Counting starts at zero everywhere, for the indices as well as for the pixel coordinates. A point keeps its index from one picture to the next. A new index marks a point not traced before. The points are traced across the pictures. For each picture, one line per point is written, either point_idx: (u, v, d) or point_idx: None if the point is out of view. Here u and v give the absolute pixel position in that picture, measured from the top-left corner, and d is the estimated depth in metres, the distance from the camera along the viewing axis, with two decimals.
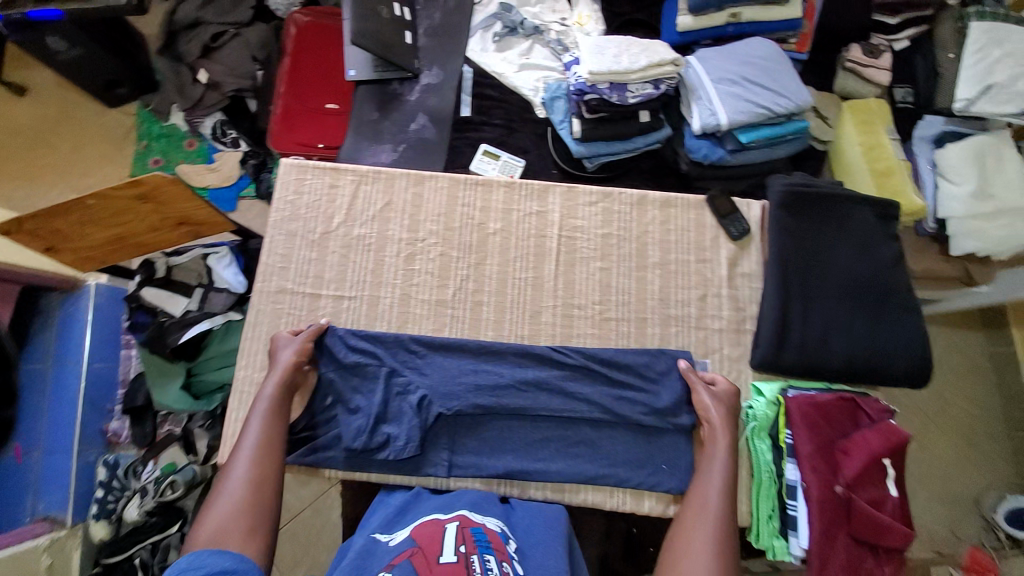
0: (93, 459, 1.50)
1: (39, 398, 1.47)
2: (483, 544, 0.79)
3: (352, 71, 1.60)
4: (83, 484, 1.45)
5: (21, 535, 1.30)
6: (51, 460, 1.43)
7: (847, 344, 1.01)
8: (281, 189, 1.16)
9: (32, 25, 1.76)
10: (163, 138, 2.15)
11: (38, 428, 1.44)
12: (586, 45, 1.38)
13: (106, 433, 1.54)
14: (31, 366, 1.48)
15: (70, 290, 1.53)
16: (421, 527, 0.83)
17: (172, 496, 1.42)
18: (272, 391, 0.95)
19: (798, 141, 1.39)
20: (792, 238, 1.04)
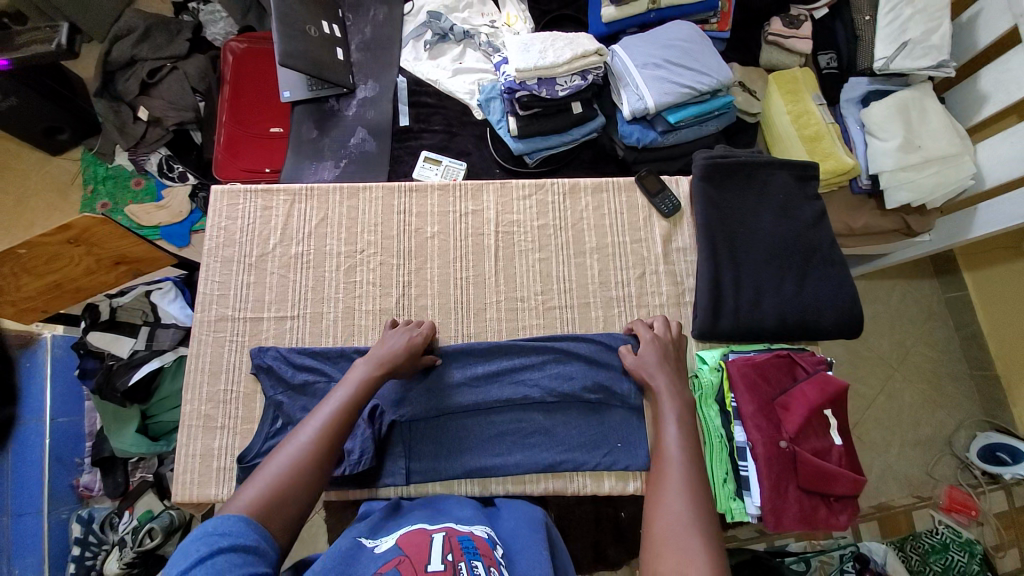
0: (66, 515, 1.47)
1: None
2: (472, 551, 0.75)
3: (288, 93, 1.60)
4: (57, 543, 1.43)
5: None
6: (19, 523, 1.38)
7: (779, 304, 1.03)
8: (214, 217, 1.14)
9: None
10: (109, 180, 2.13)
11: (1, 493, 1.36)
12: (511, 45, 1.40)
13: (77, 488, 1.51)
14: None
15: (23, 348, 1.52)
16: (408, 537, 0.78)
17: (151, 544, 1.40)
18: (367, 372, 0.89)
19: (725, 116, 1.43)
20: (717, 208, 1.07)
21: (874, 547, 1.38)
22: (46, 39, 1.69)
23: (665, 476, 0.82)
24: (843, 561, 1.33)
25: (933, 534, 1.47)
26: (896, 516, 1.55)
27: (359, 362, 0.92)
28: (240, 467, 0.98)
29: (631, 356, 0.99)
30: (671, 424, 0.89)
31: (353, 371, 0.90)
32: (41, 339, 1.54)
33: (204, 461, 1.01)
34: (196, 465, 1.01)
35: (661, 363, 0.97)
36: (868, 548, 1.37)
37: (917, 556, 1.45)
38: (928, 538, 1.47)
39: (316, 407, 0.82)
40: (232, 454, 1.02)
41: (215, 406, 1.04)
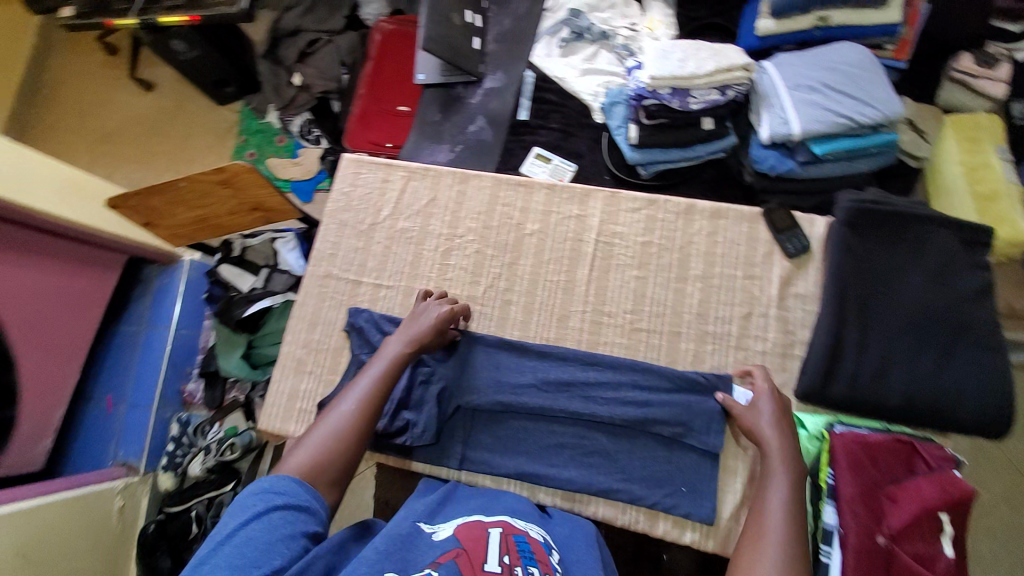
0: (169, 415, 1.76)
1: (130, 359, 1.75)
2: (528, 556, 0.74)
3: (422, 75, 1.69)
4: (157, 436, 1.71)
5: (102, 476, 1.57)
6: (133, 414, 1.69)
7: (910, 381, 0.88)
8: (339, 181, 1.23)
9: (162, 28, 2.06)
10: (259, 134, 2.42)
11: (125, 383, 1.73)
12: (651, 51, 1.36)
13: (182, 393, 1.81)
14: (128, 332, 1.77)
15: (166, 268, 1.85)
16: (464, 527, 0.78)
17: (230, 457, 1.65)
18: (403, 346, 0.92)
19: (884, 156, 1.25)
20: (855, 258, 0.93)
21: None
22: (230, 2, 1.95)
23: (758, 539, 0.73)
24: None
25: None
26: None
27: (392, 338, 0.95)
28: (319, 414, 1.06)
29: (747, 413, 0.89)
30: (775, 488, 0.78)
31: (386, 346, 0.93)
32: (178, 261, 1.86)
33: (289, 400, 1.10)
34: (282, 403, 1.10)
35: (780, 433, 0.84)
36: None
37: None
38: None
39: (350, 383, 0.87)
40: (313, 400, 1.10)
41: (308, 352, 1.12)
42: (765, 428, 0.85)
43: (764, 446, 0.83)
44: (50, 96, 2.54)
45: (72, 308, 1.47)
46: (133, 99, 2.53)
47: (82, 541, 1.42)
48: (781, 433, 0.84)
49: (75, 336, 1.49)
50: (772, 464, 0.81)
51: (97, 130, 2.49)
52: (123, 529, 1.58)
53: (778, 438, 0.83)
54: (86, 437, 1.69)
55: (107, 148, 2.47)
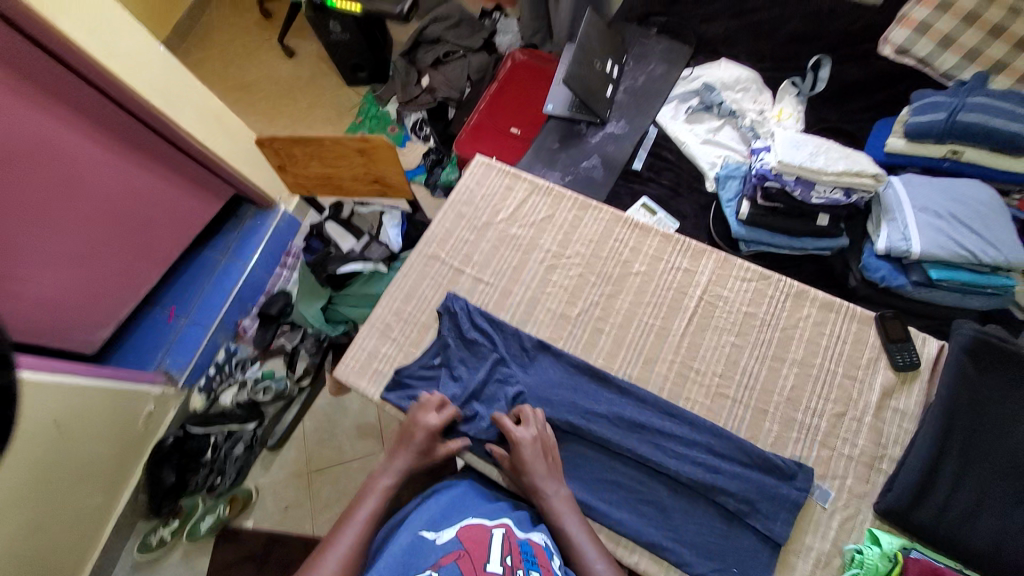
0: (220, 342, 1.83)
1: (206, 279, 1.85)
2: (530, 560, 0.76)
3: (551, 105, 1.79)
4: (203, 359, 1.77)
5: (143, 378, 1.63)
6: (191, 330, 1.78)
7: (1012, 535, 0.81)
8: (467, 177, 1.32)
9: (324, 11, 2.28)
10: (375, 119, 2.55)
11: (194, 302, 1.82)
12: (781, 137, 1.40)
13: (237, 325, 1.88)
14: (211, 254, 1.88)
15: (263, 207, 1.95)
16: (468, 529, 0.79)
17: (263, 399, 1.73)
18: (387, 484, 0.91)
19: (998, 299, 1.22)
20: (972, 390, 0.90)
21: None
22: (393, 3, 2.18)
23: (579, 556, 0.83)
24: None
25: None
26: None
27: (383, 470, 0.94)
28: (394, 378, 1.10)
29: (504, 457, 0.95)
30: (560, 501, 0.89)
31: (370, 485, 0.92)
32: (276, 207, 1.95)
33: (367, 359, 1.15)
34: (361, 358, 1.15)
35: (531, 463, 0.91)
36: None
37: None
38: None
39: (334, 539, 0.83)
40: (392, 365, 1.13)
41: (397, 320, 1.17)
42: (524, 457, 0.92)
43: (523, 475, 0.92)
44: (209, 40, 2.83)
45: (176, 223, 1.61)
46: (275, 61, 2.77)
47: (109, 431, 1.49)
48: (537, 465, 0.92)
49: (167, 248, 1.62)
50: (545, 487, 0.90)
51: (236, 80, 2.73)
52: (145, 435, 1.63)
53: (530, 469, 0.91)
54: (143, 339, 1.78)
55: (239, 95, 2.69)
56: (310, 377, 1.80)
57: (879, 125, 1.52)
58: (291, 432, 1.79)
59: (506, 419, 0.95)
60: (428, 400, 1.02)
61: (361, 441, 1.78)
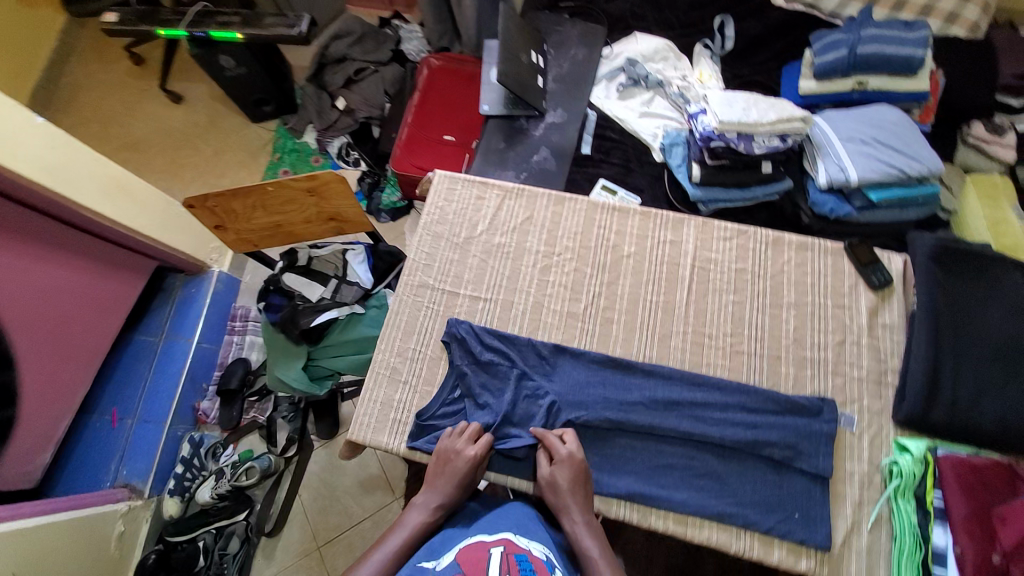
0: (181, 433, 1.67)
1: (146, 369, 1.65)
2: (528, 572, 0.70)
3: (486, 106, 1.76)
4: (166, 457, 1.60)
5: (104, 498, 1.44)
6: (143, 429, 1.59)
7: (1008, 407, 0.94)
8: (434, 196, 1.26)
9: (212, 44, 2.04)
10: (293, 153, 2.36)
11: (137, 398, 1.61)
12: (714, 98, 1.46)
13: (196, 410, 1.72)
14: (144, 339, 1.68)
15: (193, 275, 1.78)
16: (467, 550, 0.76)
17: (246, 482, 1.55)
18: (417, 518, 0.90)
19: (929, 206, 1.38)
20: (945, 292, 1.02)
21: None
22: (289, 25, 1.97)
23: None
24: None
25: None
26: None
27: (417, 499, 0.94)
28: (417, 423, 1.05)
29: (544, 470, 0.94)
30: (585, 530, 0.88)
31: (409, 513, 0.92)
32: (209, 271, 1.79)
33: (382, 410, 1.08)
34: (375, 412, 1.08)
35: (566, 485, 0.92)
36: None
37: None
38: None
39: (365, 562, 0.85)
40: (410, 410, 1.08)
41: (403, 361, 1.11)
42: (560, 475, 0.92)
43: (555, 492, 0.92)
44: (76, 100, 2.48)
45: (100, 312, 1.42)
46: (161, 111, 2.48)
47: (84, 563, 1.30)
48: (574, 488, 0.92)
49: (94, 341, 1.43)
50: (573, 512, 0.90)
51: (121, 139, 2.42)
52: (121, 557, 1.44)
53: (562, 488, 0.92)
54: (88, 454, 1.55)
55: (128, 156, 2.38)
56: (296, 444, 1.68)
57: (787, 70, 1.66)
58: (289, 511, 1.63)
59: (552, 438, 0.96)
60: (464, 426, 1.01)
61: (369, 495, 1.66)
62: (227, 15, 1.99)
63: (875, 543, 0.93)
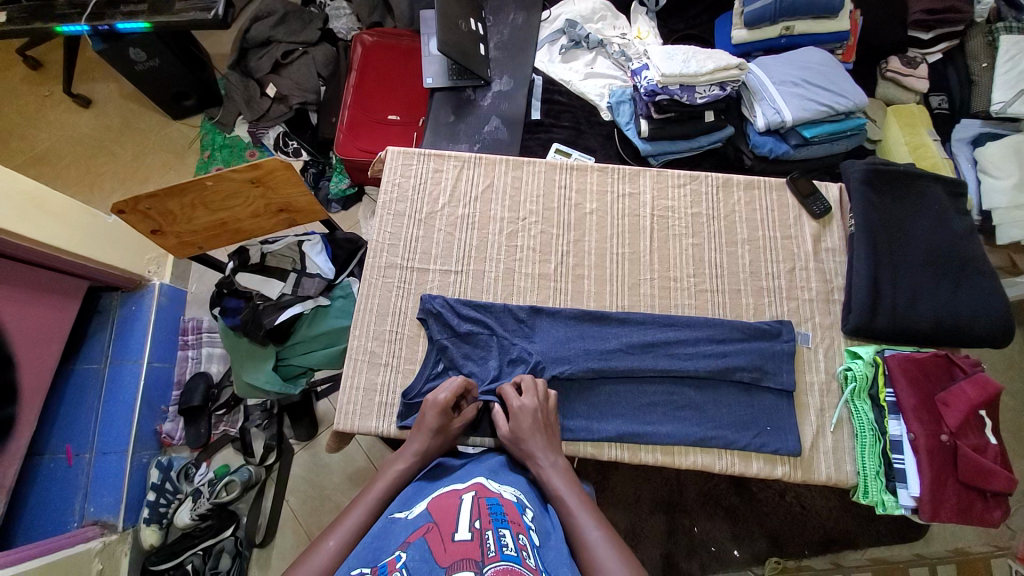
0: (146, 459, 1.59)
1: (94, 399, 1.53)
2: (499, 518, 0.72)
3: (429, 79, 1.72)
4: (134, 487, 1.53)
5: (74, 539, 1.38)
6: (103, 461, 1.50)
7: (935, 307, 1.06)
8: (388, 173, 1.23)
9: (119, 36, 1.83)
10: (226, 148, 2.22)
11: (90, 430, 1.50)
12: (655, 52, 1.49)
13: (159, 433, 1.64)
14: (88, 366, 1.56)
15: (131, 291, 1.64)
16: (438, 501, 0.77)
17: (228, 497, 1.52)
18: (400, 466, 0.88)
19: (856, 137, 1.49)
20: (877, 212, 1.12)
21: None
22: (203, 8, 1.79)
23: (568, 517, 0.79)
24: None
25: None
26: (975, 563, 1.46)
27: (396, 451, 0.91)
28: (405, 402, 1.03)
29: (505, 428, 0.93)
30: (551, 470, 0.86)
31: (386, 466, 0.89)
32: (151, 284, 1.67)
33: (366, 395, 1.07)
34: (359, 398, 1.06)
35: (529, 431, 0.90)
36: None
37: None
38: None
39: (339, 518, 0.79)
40: (395, 392, 1.07)
41: (381, 344, 1.10)
42: (524, 421, 0.91)
43: (521, 437, 0.90)
44: None
45: (34, 343, 1.33)
46: (65, 116, 2.24)
47: None
48: (536, 430, 0.91)
49: (37, 377, 1.35)
50: (539, 457, 0.87)
51: (23, 152, 2.18)
52: None
53: (526, 434, 0.90)
54: (43, 495, 1.44)
55: (35, 169, 2.15)
56: (275, 451, 1.62)
57: (720, 21, 1.72)
58: (278, 518, 1.59)
59: (508, 388, 0.97)
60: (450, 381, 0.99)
61: (360, 487, 1.65)
62: (131, 1, 1.78)
63: (839, 442, 1.04)
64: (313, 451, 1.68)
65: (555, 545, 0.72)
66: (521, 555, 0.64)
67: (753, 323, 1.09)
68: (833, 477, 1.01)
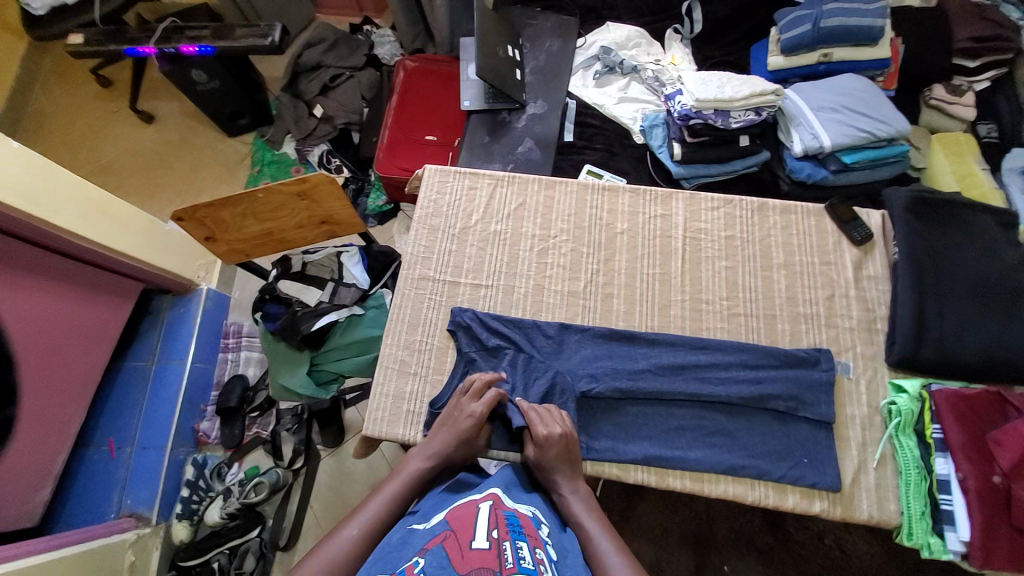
0: (182, 456, 1.65)
1: (138, 396, 1.62)
2: (516, 530, 0.74)
3: (467, 103, 1.79)
4: (170, 483, 1.58)
5: (110, 529, 1.43)
6: (141, 457, 1.56)
7: (985, 341, 1.00)
8: (426, 190, 1.28)
9: (183, 59, 1.99)
10: (273, 164, 2.35)
11: (133, 425, 1.58)
12: (689, 77, 1.51)
13: (196, 432, 1.71)
14: (135, 364, 1.66)
15: (181, 294, 1.75)
16: (455, 509, 0.79)
17: (255, 498, 1.54)
18: (416, 469, 0.89)
19: (899, 164, 1.45)
20: (922, 240, 1.08)
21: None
22: (261, 35, 1.94)
23: (584, 531, 0.82)
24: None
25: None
26: None
27: (416, 449, 0.93)
28: (432, 412, 1.05)
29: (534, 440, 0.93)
30: (569, 495, 0.88)
31: (408, 462, 0.90)
32: (198, 289, 1.77)
33: (394, 403, 1.09)
34: (387, 405, 1.09)
35: (553, 459, 0.90)
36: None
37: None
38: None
39: (363, 503, 0.83)
40: (422, 401, 1.09)
41: (411, 353, 1.12)
42: (543, 450, 0.91)
43: (538, 461, 0.91)
44: (46, 129, 2.44)
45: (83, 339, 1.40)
46: (132, 132, 2.44)
47: None
48: (561, 455, 0.91)
49: (88, 369, 1.43)
50: (561, 484, 0.89)
51: (92, 163, 2.37)
52: None
53: (549, 459, 0.91)
54: (86, 485, 1.53)
55: (103, 181, 2.33)
56: (302, 455, 1.66)
57: (755, 48, 1.73)
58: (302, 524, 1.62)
59: (534, 414, 0.95)
60: (472, 383, 1.00)
61: None
62: (196, 28, 1.96)
63: (882, 480, 0.98)
64: (338, 458, 1.71)
65: (572, 561, 0.74)
66: (539, 569, 0.66)
67: (792, 351, 1.06)
68: (875, 515, 0.96)
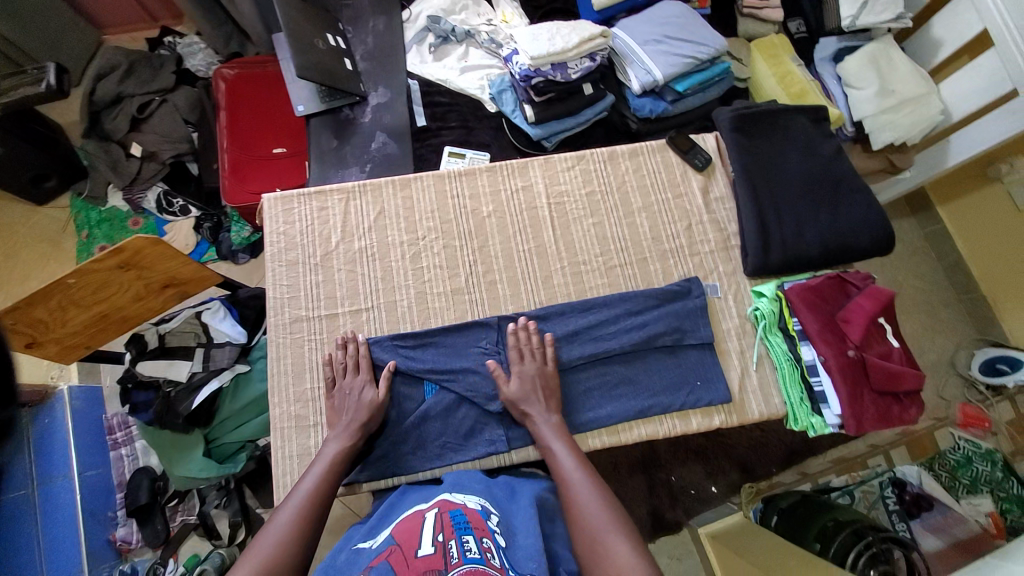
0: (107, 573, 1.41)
1: (31, 529, 1.29)
2: (462, 526, 0.74)
3: (301, 107, 1.62)
4: None
5: None
6: None
7: (820, 231, 1.13)
8: (271, 223, 1.16)
9: None
10: (104, 223, 2.00)
11: (36, 559, 1.28)
12: (520, 36, 1.45)
13: (114, 542, 1.46)
14: (14, 495, 1.28)
15: (40, 402, 1.43)
16: (402, 524, 0.78)
17: None
18: (335, 447, 0.93)
19: (725, 82, 1.55)
20: (751, 155, 1.17)
21: (907, 470, 1.48)
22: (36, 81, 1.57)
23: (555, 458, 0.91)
24: (883, 487, 1.45)
25: (954, 450, 1.53)
26: (922, 440, 1.60)
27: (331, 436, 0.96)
28: None
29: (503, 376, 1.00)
30: (545, 425, 0.96)
31: (324, 448, 0.94)
32: (57, 391, 1.47)
33: (302, 461, 1.02)
34: (295, 466, 1.02)
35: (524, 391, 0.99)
36: (902, 472, 1.48)
37: (945, 472, 1.51)
38: (951, 455, 1.52)
39: (296, 486, 0.87)
40: None
41: (305, 405, 1.05)
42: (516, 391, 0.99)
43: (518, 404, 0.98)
44: None
45: None
46: None
47: None
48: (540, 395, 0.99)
49: None
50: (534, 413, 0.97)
51: None
52: None
53: (523, 399, 0.98)
54: None
55: None
56: (243, 525, 1.48)
57: None
58: None
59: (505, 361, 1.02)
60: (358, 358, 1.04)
61: None
62: None
63: (764, 378, 1.11)
64: None
65: (524, 540, 0.76)
66: (486, 556, 0.68)
67: (673, 286, 1.13)
68: (765, 412, 1.08)
